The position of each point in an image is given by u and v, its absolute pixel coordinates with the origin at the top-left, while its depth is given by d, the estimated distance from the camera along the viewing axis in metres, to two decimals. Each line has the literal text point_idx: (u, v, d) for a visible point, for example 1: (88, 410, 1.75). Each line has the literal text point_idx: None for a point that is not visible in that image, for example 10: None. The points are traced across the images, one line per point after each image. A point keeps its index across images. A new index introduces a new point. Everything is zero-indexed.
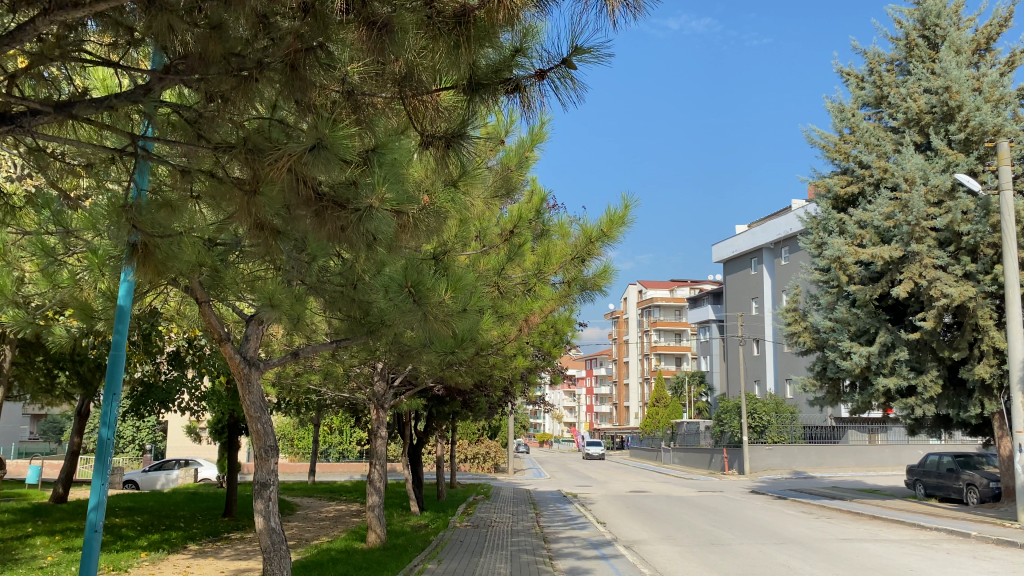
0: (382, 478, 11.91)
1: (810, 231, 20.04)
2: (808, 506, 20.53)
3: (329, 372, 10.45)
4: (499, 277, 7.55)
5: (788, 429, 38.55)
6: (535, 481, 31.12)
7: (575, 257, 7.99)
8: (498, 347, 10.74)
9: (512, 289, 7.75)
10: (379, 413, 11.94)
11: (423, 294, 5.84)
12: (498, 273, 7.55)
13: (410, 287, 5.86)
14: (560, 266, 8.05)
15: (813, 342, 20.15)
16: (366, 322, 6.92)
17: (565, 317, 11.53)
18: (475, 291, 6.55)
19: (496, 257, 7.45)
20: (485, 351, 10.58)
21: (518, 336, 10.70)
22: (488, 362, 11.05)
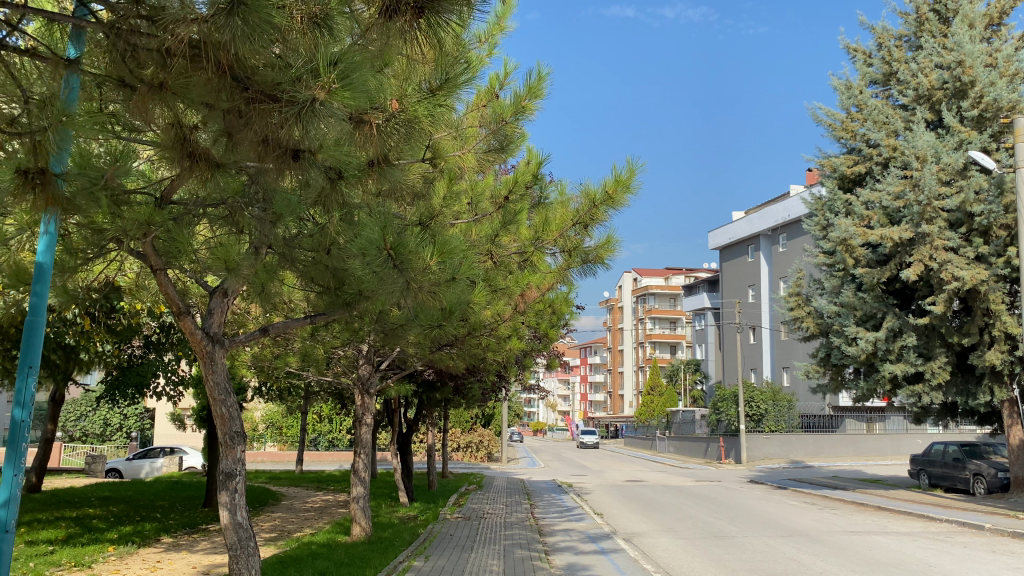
0: (368, 468, 11.22)
1: (814, 212, 19.39)
2: (810, 497, 19.95)
3: (309, 354, 9.74)
4: (493, 246, 7.06)
5: (786, 418, 38.04)
6: (529, 470, 30.55)
7: (576, 222, 6.98)
8: (493, 327, 10.04)
9: (506, 259, 7.22)
10: (365, 399, 11.26)
11: (404, 259, 5.07)
12: (492, 241, 7.06)
13: (389, 250, 5.09)
14: (559, 235, 7.11)
15: (817, 327, 19.52)
16: (342, 294, 6.20)
17: (564, 294, 10.81)
18: (468, 259, 5.78)
19: (488, 224, 6.97)
20: (478, 330, 9.88)
21: (513, 314, 10.00)
22: (481, 343, 10.38)
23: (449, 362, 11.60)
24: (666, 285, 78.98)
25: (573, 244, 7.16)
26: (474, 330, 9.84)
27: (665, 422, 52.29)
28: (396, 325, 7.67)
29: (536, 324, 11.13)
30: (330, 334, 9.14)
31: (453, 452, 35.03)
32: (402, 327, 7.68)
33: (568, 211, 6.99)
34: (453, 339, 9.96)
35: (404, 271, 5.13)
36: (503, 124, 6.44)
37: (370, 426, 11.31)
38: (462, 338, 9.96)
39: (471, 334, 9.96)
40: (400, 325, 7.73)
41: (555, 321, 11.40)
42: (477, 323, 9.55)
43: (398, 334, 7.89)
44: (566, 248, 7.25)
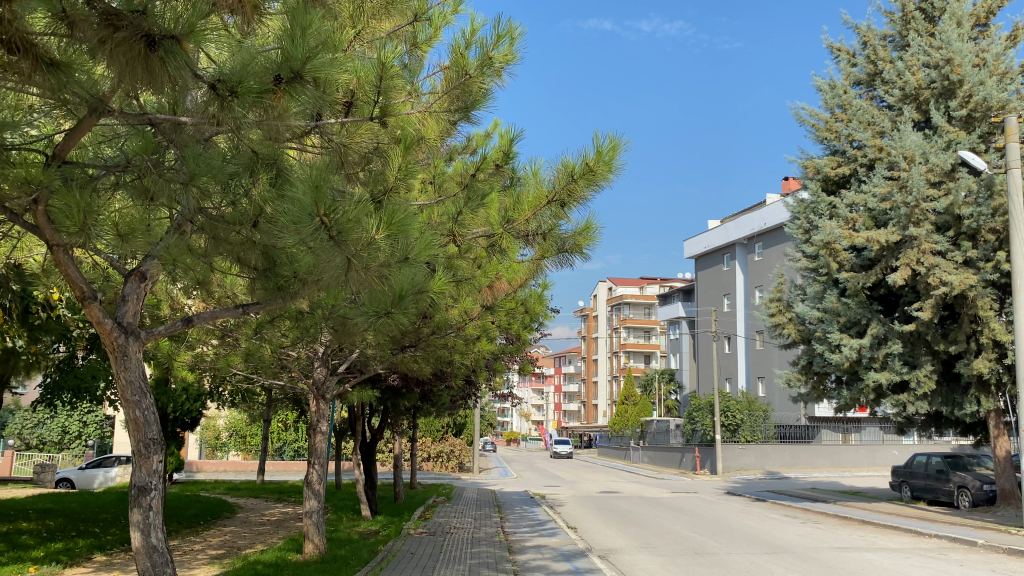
0: (322, 479, 10.24)
1: (797, 216, 18.78)
2: (791, 510, 19.24)
3: (255, 353, 8.84)
4: (456, 228, 6.21)
5: (761, 428, 37.48)
6: (501, 481, 29.69)
7: (550, 201, 6.13)
8: (459, 325, 9.19)
9: (471, 243, 6.37)
10: (320, 405, 10.34)
11: (342, 229, 4.22)
12: (455, 223, 6.22)
13: (324, 215, 4.20)
14: (533, 216, 6.23)
15: (799, 334, 18.89)
16: (277, 274, 5.38)
17: (538, 290, 9.98)
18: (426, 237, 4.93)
19: (450, 204, 6.18)
20: (441, 327, 9.01)
21: (481, 309, 9.15)
22: (446, 342, 9.50)
23: (412, 365, 10.73)
24: (641, 294, 78.61)
25: (546, 228, 6.32)
26: (437, 326, 8.97)
27: (639, 432, 51.63)
28: (345, 320, 6.83)
29: (507, 326, 10.30)
30: (277, 329, 8.24)
31: (423, 462, 34.08)
32: (351, 323, 6.82)
33: (540, 189, 6.13)
34: (414, 336, 9.09)
35: (346, 246, 4.31)
36: (468, 85, 5.61)
37: (324, 434, 10.38)
38: (424, 335, 9.09)
39: (434, 332, 9.08)
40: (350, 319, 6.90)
41: (528, 321, 10.57)
42: (440, 317, 8.70)
43: (349, 329, 7.03)
44: (539, 233, 6.37)
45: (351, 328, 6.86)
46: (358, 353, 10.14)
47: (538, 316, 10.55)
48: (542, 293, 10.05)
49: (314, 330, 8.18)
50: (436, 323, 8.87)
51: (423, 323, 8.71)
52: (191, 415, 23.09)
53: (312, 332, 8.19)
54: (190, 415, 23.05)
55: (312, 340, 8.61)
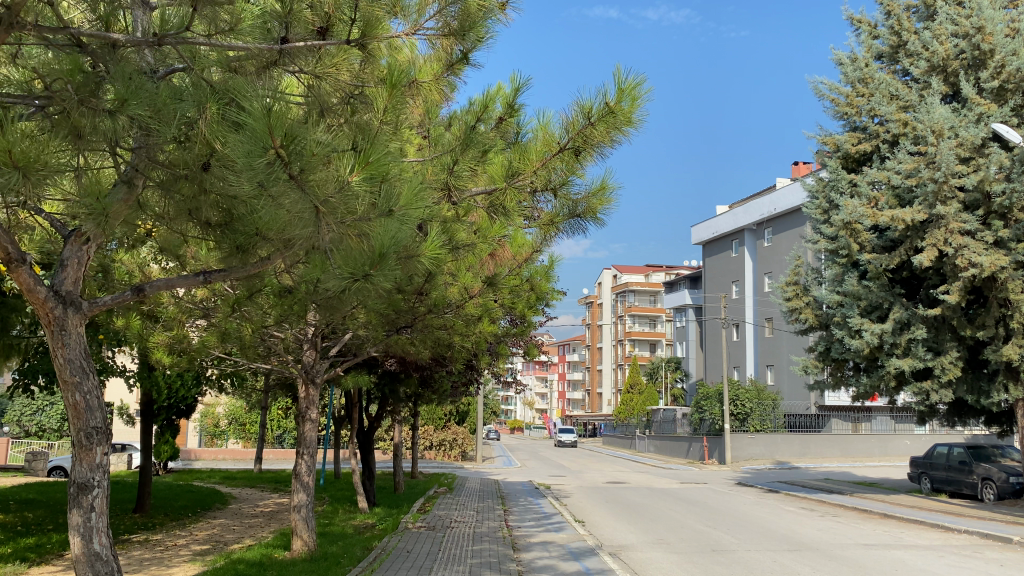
0: (311, 471, 9.50)
1: (816, 195, 17.92)
2: (807, 502, 18.47)
3: (228, 333, 8.05)
4: (452, 183, 5.52)
5: (771, 417, 36.69)
6: (505, 470, 28.99)
7: (563, 151, 5.32)
8: (454, 301, 8.35)
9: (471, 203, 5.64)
10: (309, 390, 9.57)
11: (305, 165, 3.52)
12: (450, 177, 5.53)
13: (280, 149, 3.44)
14: (543, 169, 5.42)
15: (816, 320, 18.08)
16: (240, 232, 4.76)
17: (542, 266, 9.11)
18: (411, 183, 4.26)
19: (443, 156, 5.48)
20: (436, 303, 8.19)
21: (477, 285, 8.30)
22: (443, 320, 8.64)
23: (410, 347, 9.93)
24: (646, 282, 77.73)
25: (554, 180, 5.52)
26: (431, 302, 8.16)
27: (645, 421, 50.90)
28: (333, 296, 6.17)
29: (508, 305, 9.44)
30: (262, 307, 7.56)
31: (426, 451, 33.35)
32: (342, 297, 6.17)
33: (550, 135, 5.34)
34: (402, 314, 8.26)
35: (308, 188, 3.64)
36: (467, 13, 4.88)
37: (313, 422, 9.60)
38: (414, 313, 8.27)
39: (429, 308, 8.25)
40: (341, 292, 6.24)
41: (530, 302, 9.69)
42: (433, 290, 7.89)
43: (339, 303, 6.37)
44: (549, 187, 5.56)
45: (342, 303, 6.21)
46: (351, 336, 9.40)
47: (540, 296, 9.63)
48: (545, 268, 9.16)
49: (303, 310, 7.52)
50: (428, 299, 8.05)
51: (412, 298, 7.90)
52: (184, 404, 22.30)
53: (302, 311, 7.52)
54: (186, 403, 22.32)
55: (299, 319, 7.85)
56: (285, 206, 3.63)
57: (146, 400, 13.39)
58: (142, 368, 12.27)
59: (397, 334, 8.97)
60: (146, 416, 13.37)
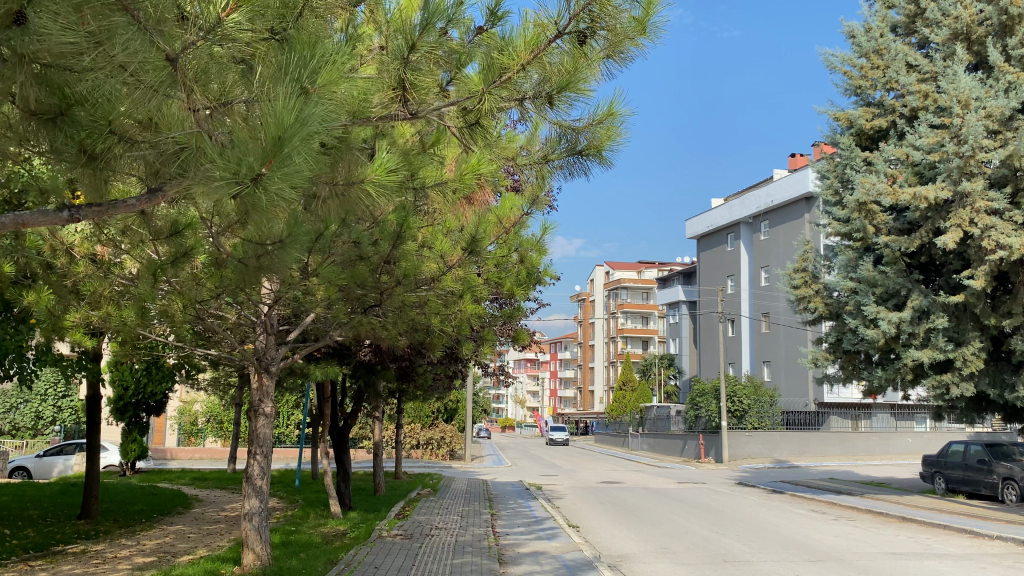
0: (266, 474, 8.24)
1: (827, 174, 16.75)
2: (817, 504, 17.28)
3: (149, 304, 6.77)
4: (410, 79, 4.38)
5: (769, 415, 35.45)
6: (495, 470, 27.69)
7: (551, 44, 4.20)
8: (422, 269, 7.02)
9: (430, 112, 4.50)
10: (263, 380, 8.31)
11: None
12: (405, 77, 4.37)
13: None
14: (529, 68, 4.24)
15: (827, 309, 16.91)
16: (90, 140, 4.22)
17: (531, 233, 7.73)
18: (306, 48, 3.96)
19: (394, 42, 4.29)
20: (410, 272, 6.82)
21: (454, 248, 7.01)
22: (418, 293, 7.31)
23: (381, 327, 8.61)
24: (639, 278, 76.47)
25: (552, 76, 4.33)
26: (398, 275, 6.81)
27: (638, 418, 49.64)
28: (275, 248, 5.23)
29: (491, 282, 8.12)
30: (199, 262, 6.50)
31: (412, 450, 32.01)
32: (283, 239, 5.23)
33: (541, 19, 4.12)
34: (360, 290, 7.00)
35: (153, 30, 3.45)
36: None
37: (267, 417, 8.32)
38: (379, 289, 6.99)
39: (397, 282, 6.90)
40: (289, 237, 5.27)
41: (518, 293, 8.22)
42: (401, 252, 6.62)
43: (285, 258, 5.33)
44: (536, 95, 4.40)
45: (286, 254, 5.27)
46: (314, 317, 8.15)
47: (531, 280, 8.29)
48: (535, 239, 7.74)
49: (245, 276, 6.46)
50: (392, 269, 6.74)
51: (378, 268, 6.66)
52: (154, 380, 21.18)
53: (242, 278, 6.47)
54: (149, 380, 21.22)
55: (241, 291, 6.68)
56: (134, 55, 3.45)
57: (92, 393, 12.01)
58: (81, 356, 10.81)
59: (366, 309, 7.82)
60: (92, 410, 11.99)
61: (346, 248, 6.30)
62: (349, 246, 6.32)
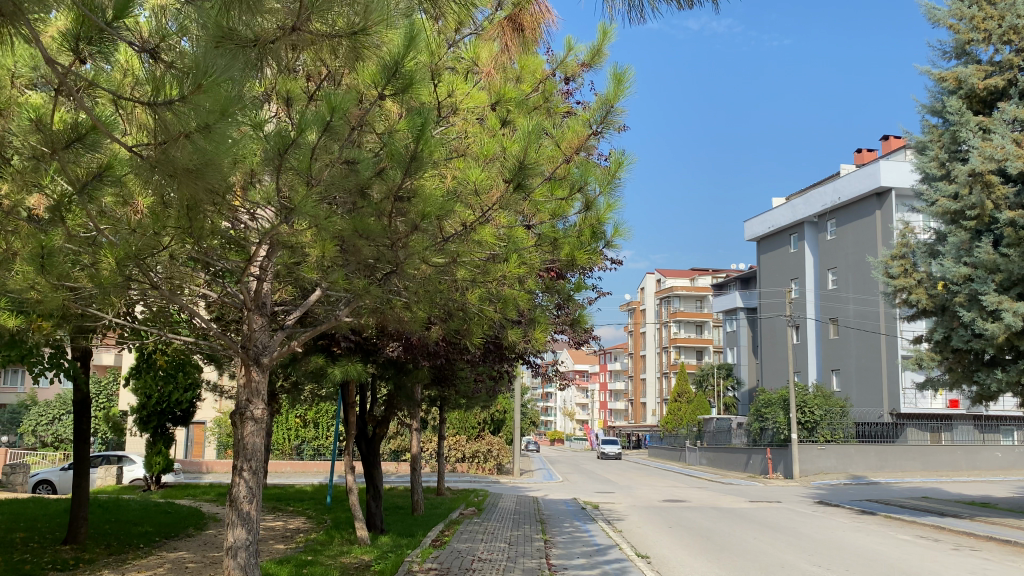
0: (255, 496, 6.36)
1: (931, 144, 14.44)
2: (923, 530, 14.88)
3: (51, 259, 4.74)
4: None
5: (841, 426, 32.69)
6: (547, 486, 25.64)
7: None
8: (449, 217, 5.06)
9: None
10: (252, 375, 6.44)
11: None
12: None
13: None
14: None
15: (931, 303, 14.53)
16: None
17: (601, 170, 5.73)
18: None
19: None
20: (443, 213, 4.87)
21: (496, 181, 5.07)
22: (449, 254, 5.33)
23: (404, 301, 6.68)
24: (692, 285, 73.57)
25: None
26: (414, 222, 4.83)
27: (696, 431, 47.01)
28: (195, 130, 3.44)
29: (545, 244, 6.15)
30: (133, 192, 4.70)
31: (458, 464, 30.08)
32: (195, 101, 3.36)
33: None
34: (362, 244, 5.05)
35: None
36: None
37: (256, 422, 6.44)
38: (389, 248, 5.08)
39: (409, 233, 4.95)
40: (223, 115, 3.47)
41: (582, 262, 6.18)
42: (416, 185, 4.73)
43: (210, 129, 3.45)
44: None
45: (215, 141, 3.49)
46: (322, 295, 6.32)
47: (603, 246, 6.28)
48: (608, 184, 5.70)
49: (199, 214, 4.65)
50: (402, 211, 4.83)
51: (382, 208, 4.80)
52: (178, 385, 19.68)
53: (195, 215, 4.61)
54: (173, 387, 19.75)
55: (197, 236, 4.85)
56: None
57: (79, 397, 10.32)
58: (55, 350, 9.09)
59: (384, 281, 6.03)
60: (79, 416, 10.28)
61: (336, 171, 4.56)
62: (341, 169, 4.58)
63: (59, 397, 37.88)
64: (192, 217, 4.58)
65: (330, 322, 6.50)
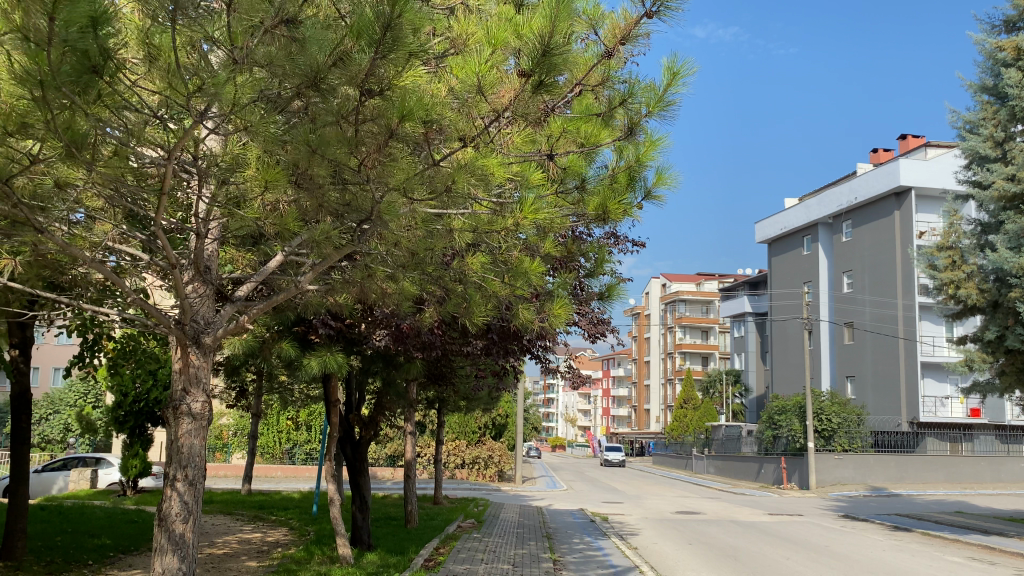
0: (191, 517, 4.94)
1: (985, 123, 13.05)
2: (972, 551, 13.45)
3: None
4: None
5: (859, 435, 31.15)
6: (551, 494, 24.22)
7: None
8: (437, 133, 4.22)
9: None
10: (189, 359, 5.06)
11: None
12: None
13: None
14: None
15: (982, 298, 13.13)
16: None
17: (645, 85, 4.74)
18: None
19: None
20: (430, 118, 4.00)
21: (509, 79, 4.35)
22: (441, 184, 4.35)
23: (385, 258, 5.34)
24: (698, 290, 72.07)
25: None
26: (390, 128, 4.02)
27: (703, 438, 45.49)
28: None
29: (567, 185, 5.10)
30: None
31: (457, 471, 28.61)
32: None
33: None
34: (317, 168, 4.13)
35: None
36: None
37: (194, 419, 5.03)
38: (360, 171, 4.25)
39: (380, 148, 4.16)
40: None
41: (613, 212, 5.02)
42: (392, 76, 3.95)
43: None
44: None
45: None
46: (285, 258, 5.15)
47: (644, 198, 5.02)
48: (655, 105, 4.67)
49: (77, 106, 3.61)
50: (373, 109, 4.07)
51: (347, 112, 4.10)
52: (157, 383, 18.41)
53: (60, 105, 3.56)
54: (152, 385, 18.56)
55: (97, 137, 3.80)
56: None
57: (18, 389, 8.93)
58: None
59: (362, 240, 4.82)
60: (17, 412, 8.85)
61: (278, 44, 3.89)
62: (284, 44, 3.91)
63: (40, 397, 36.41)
64: (53, 109, 3.55)
65: (289, 289, 5.19)
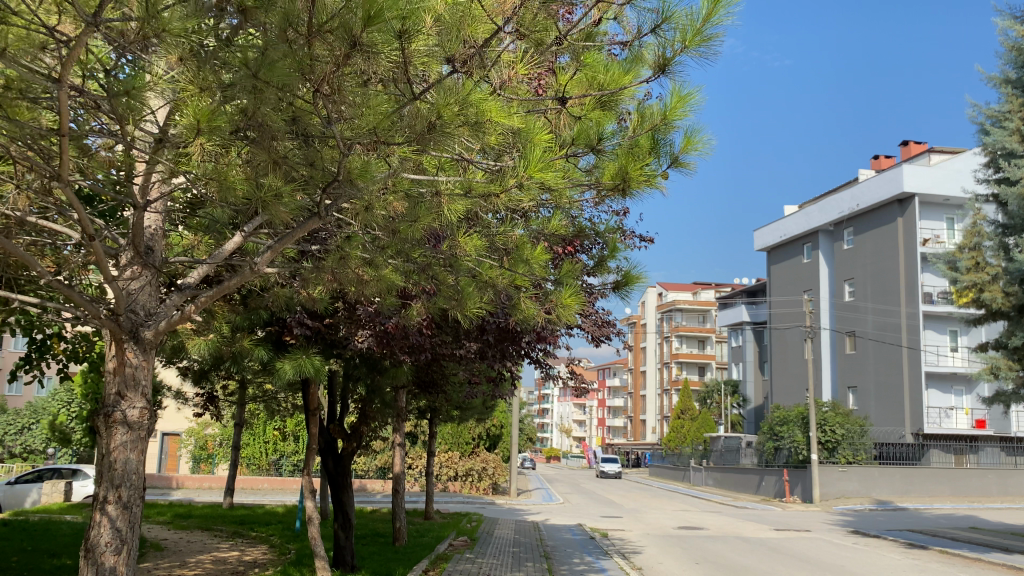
0: (126, 546, 4.15)
1: (1013, 115, 12.33)
2: (997, 571, 12.65)
3: None
4: None
5: (863, 447, 30.33)
6: (547, 508, 23.34)
7: None
8: (416, 57, 3.64)
9: None
10: (125, 355, 4.24)
11: None
12: None
13: None
14: None
15: (1008, 303, 12.34)
16: None
17: (671, 15, 4.23)
18: None
19: None
20: (407, 34, 3.34)
21: None
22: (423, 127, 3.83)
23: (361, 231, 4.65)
24: (694, 300, 71.41)
25: None
26: (351, 36, 3.35)
27: (701, 450, 44.60)
28: None
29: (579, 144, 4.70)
30: None
31: (450, 483, 27.73)
32: None
33: None
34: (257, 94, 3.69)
35: None
36: None
37: (130, 429, 4.24)
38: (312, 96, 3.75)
39: (337, 67, 3.61)
40: None
41: (637, 177, 4.56)
42: None
43: None
44: None
45: None
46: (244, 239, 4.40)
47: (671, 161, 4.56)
48: (692, 38, 4.21)
49: None
50: (334, 17, 3.43)
51: (297, 21, 3.50)
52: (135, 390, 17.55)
53: None
54: None
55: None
56: None
57: None
58: None
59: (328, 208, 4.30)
60: None
61: None
62: None
63: (23, 406, 35.42)
64: None
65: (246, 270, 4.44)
